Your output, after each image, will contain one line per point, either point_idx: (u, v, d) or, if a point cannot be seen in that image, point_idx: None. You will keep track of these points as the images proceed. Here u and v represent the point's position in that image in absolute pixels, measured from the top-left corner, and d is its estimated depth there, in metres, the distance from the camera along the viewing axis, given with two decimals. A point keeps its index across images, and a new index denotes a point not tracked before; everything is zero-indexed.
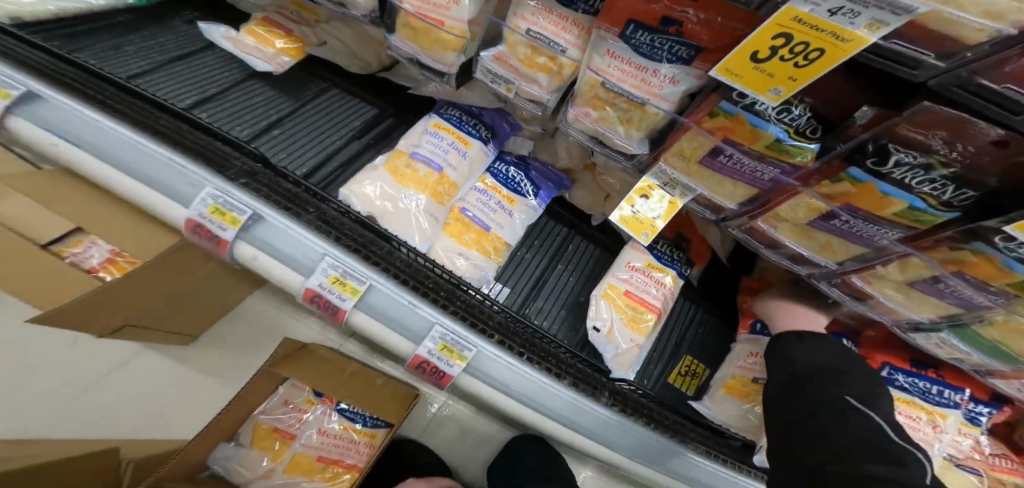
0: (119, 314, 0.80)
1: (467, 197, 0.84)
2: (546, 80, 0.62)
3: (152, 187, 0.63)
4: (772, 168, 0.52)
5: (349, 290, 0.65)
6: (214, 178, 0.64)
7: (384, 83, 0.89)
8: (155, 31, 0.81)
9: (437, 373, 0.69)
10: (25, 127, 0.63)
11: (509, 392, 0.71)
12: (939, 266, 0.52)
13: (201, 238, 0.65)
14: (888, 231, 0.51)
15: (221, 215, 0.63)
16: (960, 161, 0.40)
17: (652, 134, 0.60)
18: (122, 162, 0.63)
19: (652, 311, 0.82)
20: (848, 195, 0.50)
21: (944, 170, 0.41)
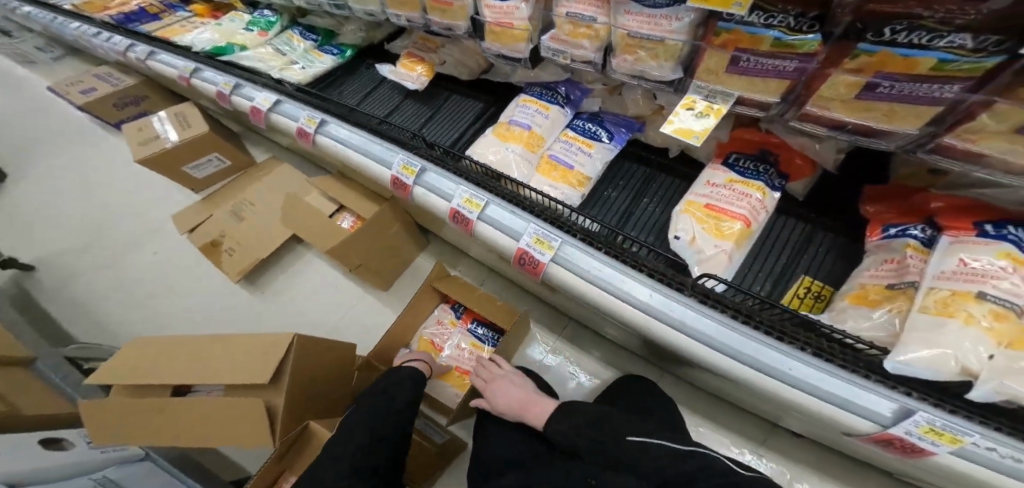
0: (362, 255, 1.26)
1: (554, 148, 1.05)
2: (589, 44, 0.77)
3: (369, 157, 1.06)
4: (789, 61, 0.55)
5: (473, 205, 0.95)
6: (402, 150, 1.04)
7: (490, 83, 1.19)
8: (347, 74, 1.27)
9: (535, 262, 0.88)
10: (321, 139, 1.12)
11: (590, 278, 0.83)
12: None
13: (400, 188, 1.04)
14: (943, 87, 0.45)
15: (408, 170, 1.01)
16: (952, 17, 0.39)
17: (682, 61, 0.69)
18: (355, 148, 1.08)
19: (742, 219, 0.80)
20: (874, 64, 0.47)
21: (944, 28, 0.40)
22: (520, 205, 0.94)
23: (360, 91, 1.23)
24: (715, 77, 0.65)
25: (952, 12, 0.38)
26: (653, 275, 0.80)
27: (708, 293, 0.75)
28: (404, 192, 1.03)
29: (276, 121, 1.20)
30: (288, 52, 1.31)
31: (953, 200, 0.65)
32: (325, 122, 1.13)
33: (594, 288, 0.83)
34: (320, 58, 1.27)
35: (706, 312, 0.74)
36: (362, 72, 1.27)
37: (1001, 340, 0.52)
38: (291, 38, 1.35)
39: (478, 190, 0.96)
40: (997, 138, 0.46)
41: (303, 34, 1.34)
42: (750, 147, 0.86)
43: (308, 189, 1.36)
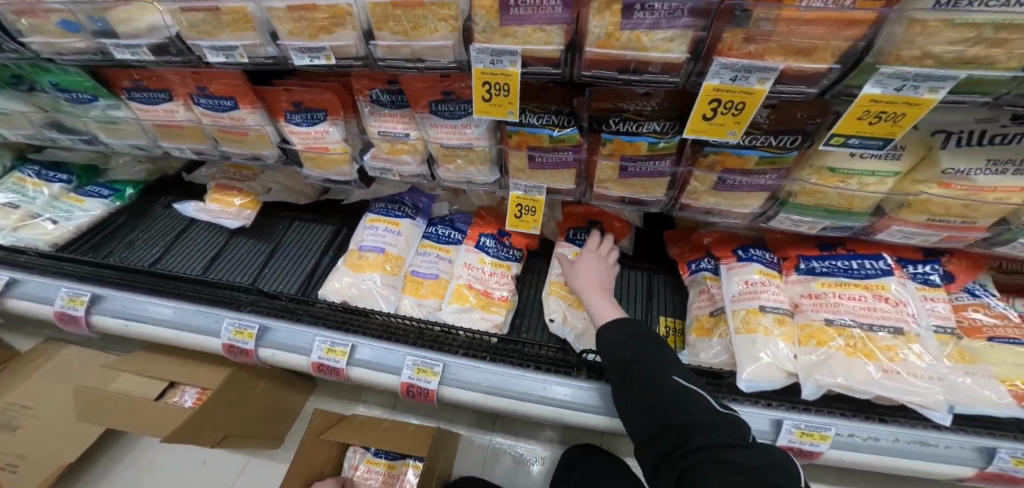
0: (222, 424, 0.89)
1: (415, 262, 0.98)
2: (412, 158, 0.77)
3: (189, 331, 0.89)
4: (566, 153, 0.66)
5: (339, 353, 0.82)
6: (232, 313, 0.89)
7: (330, 204, 1.13)
8: (145, 223, 1.08)
9: (424, 392, 0.80)
10: (100, 320, 0.91)
11: (492, 393, 0.78)
12: (711, 170, 0.60)
13: (237, 355, 0.88)
14: (660, 163, 0.62)
15: (240, 333, 0.86)
16: (643, 110, 0.57)
17: (496, 161, 0.74)
18: (167, 322, 0.89)
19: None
20: (617, 150, 0.62)
21: (638, 117, 0.57)
22: (389, 337, 0.86)
23: (158, 244, 1.04)
24: (524, 173, 0.73)
25: (642, 106, 0.57)
26: (547, 369, 0.79)
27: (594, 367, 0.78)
28: (245, 357, 0.87)
29: (15, 306, 0.96)
30: (24, 202, 1.04)
31: (717, 233, 0.82)
32: (96, 297, 0.93)
33: (501, 401, 0.78)
34: (82, 204, 1.06)
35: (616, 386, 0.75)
36: (158, 213, 1.11)
37: (791, 339, 0.65)
38: (23, 181, 1.09)
39: (338, 334, 0.85)
40: (708, 193, 0.63)
41: (45, 175, 1.10)
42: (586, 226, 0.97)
43: (115, 374, 0.99)
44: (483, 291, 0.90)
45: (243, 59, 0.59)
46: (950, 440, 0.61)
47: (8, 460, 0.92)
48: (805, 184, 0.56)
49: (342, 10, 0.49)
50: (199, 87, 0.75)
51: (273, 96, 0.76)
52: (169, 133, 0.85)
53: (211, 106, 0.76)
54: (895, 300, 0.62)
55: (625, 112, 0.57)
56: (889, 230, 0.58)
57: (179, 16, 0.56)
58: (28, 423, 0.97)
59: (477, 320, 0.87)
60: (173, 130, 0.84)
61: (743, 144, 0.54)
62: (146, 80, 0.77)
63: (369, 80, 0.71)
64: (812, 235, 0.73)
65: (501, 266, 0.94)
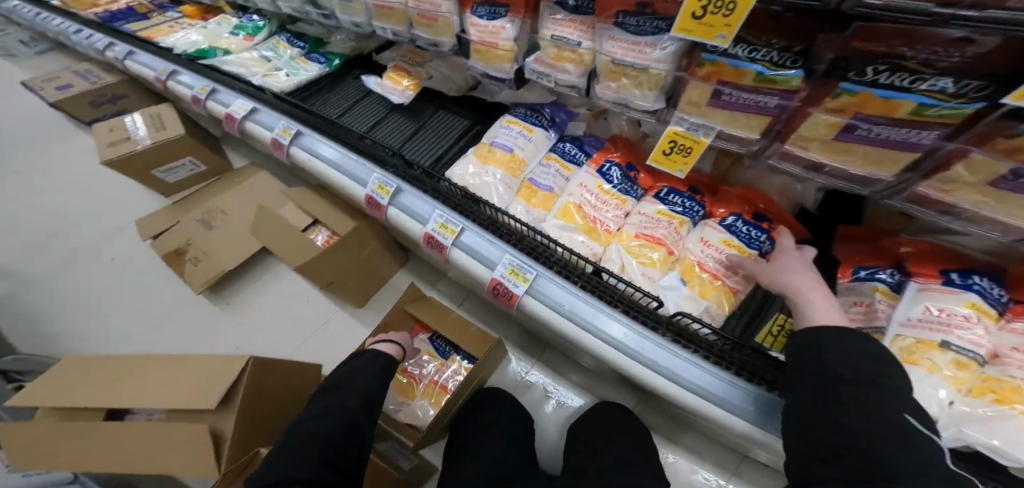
0: (335, 270, 1.16)
1: (534, 171, 0.99)
2: (574, 69, 0.73)
3: (346, 176, 1.04)
4: (771, 97, 0.53)
5: (449, 231, 0.92)
6: (380, 171, 1.01)
7: (472, 102, 1.15)
8: (335, 84, 1.24)
9: (507, 294, 0.86)
10: (298, 153, 1.09)
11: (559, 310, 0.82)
12: (1005, 158, 0.42)
13: (373, 207, 1.02)
14: (921, 133, 0.46)
15: (381, 189, 0.99)
16: (934, 56, 0.40)
17: (665, 90, 0.66)
18: (328, 161, 1.06)
19: (719, 281, 0.79)
20: (854, 105, 0.47)
21: (922, 68, 0.41)
22: (498, 234, 0.93)
23: (343, 103, 1.19)
24: (697, 109, 0.62)
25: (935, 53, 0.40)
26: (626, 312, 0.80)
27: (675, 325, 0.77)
28: (378, 211, 1.01)
29: (251, 128, 1.19)
30: (275, 59, 1.30)
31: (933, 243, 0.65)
32: (300, 134, 1.12)
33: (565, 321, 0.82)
34: (306, 66, 1.25)
35: (687, 354, 0.74)
36: (349, 82, 1.25)
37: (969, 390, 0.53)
38: (278, 43, 1.34)
39: (454, 215, 0.94)
40: (976, 188, 0.47)
41: (291, 41, 1.33)
42: (738, 202, 0.85)
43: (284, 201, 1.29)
44: (591, 215, 0.89)
45: None
46: None
47: (196, 253, 1.28)
48: None
49: None
50: None
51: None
52: (380, 12, 0.90)
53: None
54: None
55: (904, 59, 0.42)
56: None
57: None
58: (221, 225, 1.31)
59: (577, 243, 0.88)
60: (383, 11, 0.89)
61: None
62: None
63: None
64: None
65: (616, 198, 0.90)
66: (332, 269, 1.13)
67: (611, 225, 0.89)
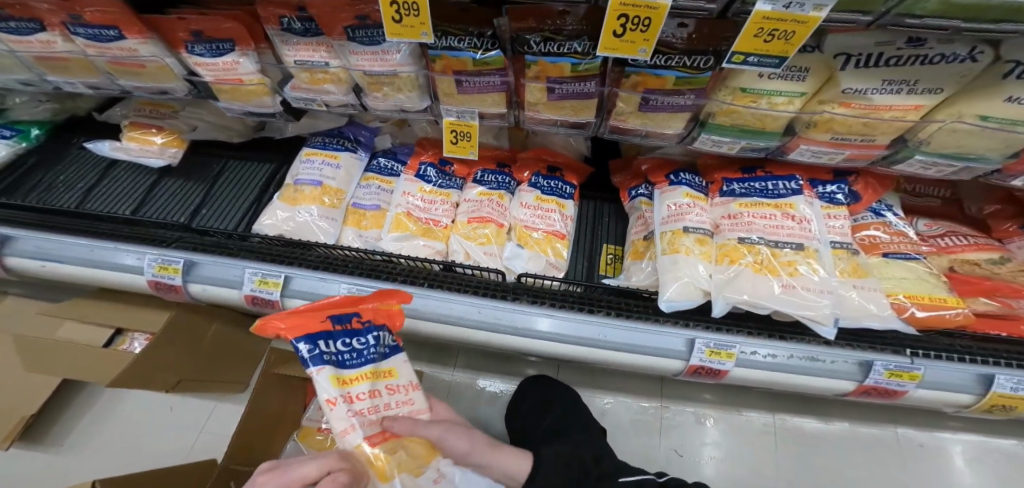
0: (174, 367, 0.92)
1: (356, 194, 0.93)
2: (336, 87, 0.73)
3: (112, 269, 0.86)
4: (494, 76, 0.62)
5: (272, 285, 0.79)
6: (156, 249, 0.85)
7: (261, 141, 1.09)
8: (61, 164, 1.04)
9: (363, 321, 0.78)
10: (16, 261, 0.87)
11: (421, 318, 0.76)
12: (635, 91, 0.58)
13: (165, 291, 0.85)
14: (587, 85, 0.59)
15: (166, 269, 0.83)
16: (562, 27, 0.53)
17: (424, 87, 0.71)
18: (93, 261, 0.86)
19: (551, 234, 0.84)
20: (542, 72, 0.59)
21: (559, 37, 0.54)
22: (325, 267, 0.83)
23: (78, 185, 1.00)
24: (454, 98, 0.69)
25: (559, 24, 0.53)
26: (479, 292, 0.78)
27: (530, 290, 0.79)
28: (175, 293, 0.85)
29: None
30: None
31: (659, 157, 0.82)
32: (6, 237, 0.88)
33: (431, 325, 0.77)
34: None
35: (549, 311, 0.75)
36: (74, 155, 1.05)
37: (710, 258, 0.69)
38: None
39: (272, 266, 0.82)
40: (635, 116, 0.62)
41: None
42: (536, 162, 0.92)
43: (53, 322, 1.00)
44: (420, 218, 0.87)
45: None
46: (838, 356, 0.69)
47: None
48: (721, 105, 0.56)
49: None
50: (73, 15, 0.66)
51: (169, 25, 0.68)
52: (52, 65, 0.78)
53: (91, 36, 0.68)
54: (802, 218, 0.67)
55: (545, 31, 0.54)
56: (799, 149, 0.61)
57: None
58: None
59: (419, 248, 0.85)
60: (58, 63, 0.77)
61: (658, 64, 0.52)
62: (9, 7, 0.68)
63: (276, 6, 0.64)
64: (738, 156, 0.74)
65: (440, 195, 0.90)
66: (176, 365, 0.91)
67: (444, 220, 0.88)
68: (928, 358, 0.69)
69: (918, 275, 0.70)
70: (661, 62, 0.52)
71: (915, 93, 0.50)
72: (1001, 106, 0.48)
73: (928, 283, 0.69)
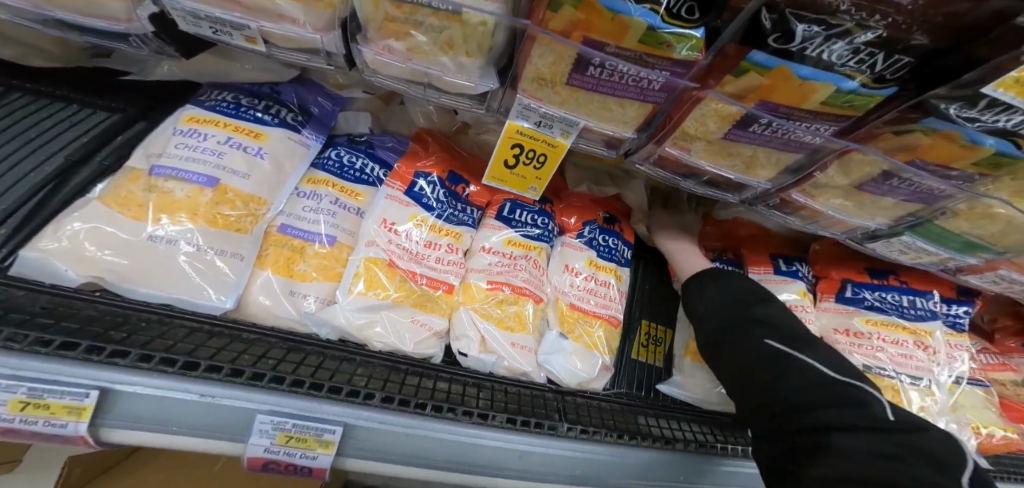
0: None
1: (288, 208, 0.54)
2: (300, 12, 0.34)
3: None
4: (660, 73, 0.34)
5: (64, 411, 0.34)
6: None
7: (93, 75, 0.58)
8: None
9: (299, 469, 0.43)
10: None
11: (416, 463, 0.44)
12: (887, 156, 0.35)
13: None
14: (818, 127, 0.34)
15: None
16: (879, 15, 0.25)
17: (496, 56, 0.38)
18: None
19: (601, 318, 0.61)
20: (761, 88, 0.32)
21: (860, 33, 0.26)
22: (210, 363, 0.40)
23: None
24: (555, 92, 0.38)
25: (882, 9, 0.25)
26: (512, 420, 0.48)
27: (566, 410, 0.54)
28: None
29: None
30: None
31: (755, 228, 0.64)
32: None
33: (430, 472, 0.46)
34: None
35: (612, 448, 0.51)
36: None
37: None
38: None
39: (64, 364, 0.34)
40: (839, 192, 0.40)
41: None
42: (589, 208, 0.68)
43: None
44: (409, 273, 0.55)
45: None
46: None
47: None
48: (985, 206, 0.38)
49: None
50: None
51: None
52: None
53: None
54: (934, 350, 0.54)
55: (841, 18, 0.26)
56: (989, 273, 0.48)
57: None
58: None
59: (403, 325, 0.52)
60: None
61: (1000, 128, 0.29)
62: None
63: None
64: (859, 252, 0.60)
65: (447, 234, 0.59)
66: None
67: (450, 279, 0.57)
68: None
69: (983, 404, 0.66)
70: (1011, 127, 0.29)
71: None
72: None
73: (992, 411, 0.66)
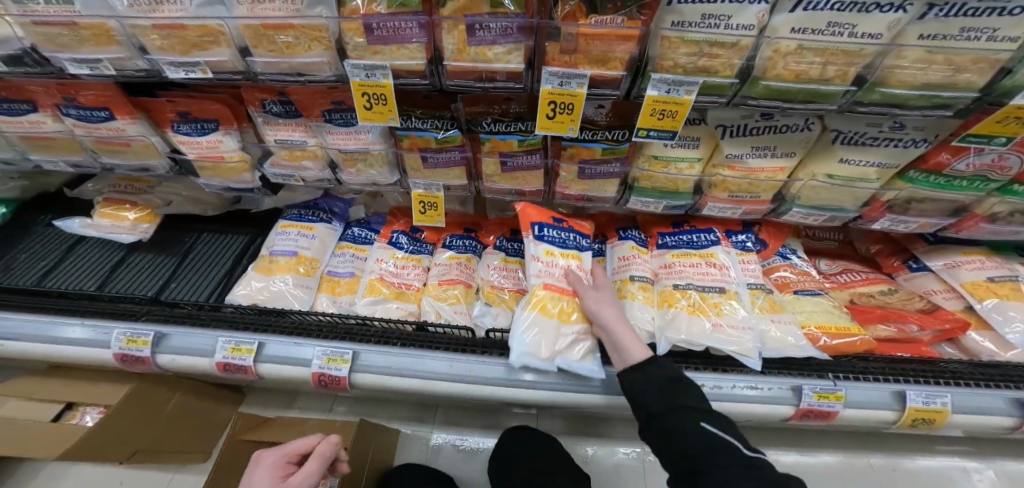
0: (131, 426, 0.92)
1: (331, 262, 1.02)
2: (313, 164, 0.82)
3: (85, 345, 0.85)
4: (455, 152, 0.74)
5: (244, 351, 0.82)
6: (124, 323, 0.86)
7: (236, 215, 1.14)
8: (24, 241, 1.04)
9: (335, 380, 0.82)
10: None
11: (398, 373, 0.82)
12: (572, 161, 0.71)
13: (135, 363, 0.85)
14: (533, 156, 0.72)
15: (134, 342, 0.83)
16: (507, 112, 0.67)
17: (395, 164, 0.80)
18: (47, 339, 0.85)
19: (512, 292, 0.96)
20: (495, 147, 0.71)
21: (505, 118, 0.67)
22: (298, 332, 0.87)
23: (43, 263, 1.00)
24: (421, 173, 0.80)
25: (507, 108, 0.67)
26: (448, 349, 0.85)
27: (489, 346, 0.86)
28: (142, 365, 0.84)
29: None
30: None
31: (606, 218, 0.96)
32: None
33: (410, 382, 0.82)
34: None
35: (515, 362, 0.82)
36: (39, 232, 1.06)
37: (652, 303, 0.82)
38: None
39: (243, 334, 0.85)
40: (575, 183, 0.75)
41: None
42: (500, 228, 1.06)
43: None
44: (393, 283, 0.97)
45: (110, 70, 0.62)
46: (772, 383, 0.78)
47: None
48: (642, 171, 0.70)
49: (213, 30, 0.54)
50: (68, 98, 0.75)
51: (158, 107, 0.77)
52: (41, 146, 0.84)
53: (83, 116, 0.76)
54: (723, 264, 0.83)
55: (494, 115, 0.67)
56: (708, 207, 0.75)
57: (33, 29, 0.58)
58: None
59: (392, 310, 0.94)
60: (45, 143, 0.83)
61: (586, 138, 0.67)
62: (5, 90, 0.75)
63: (260, 91, 0.74)
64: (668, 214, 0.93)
65: (412, 260, 1.01)
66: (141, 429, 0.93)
67: (416, 283, 0.99)
68: (847, 380, 0.79)
69: (822, 308, 0.84)
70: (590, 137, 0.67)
71: (778, 156, 0.65)
72: (839, 166, 0.63)
73: (833, 315, 0.83)
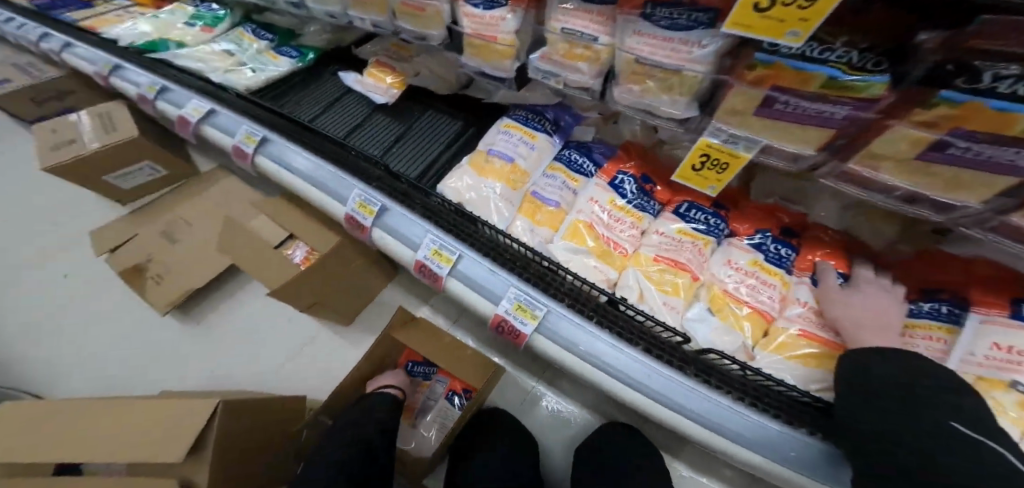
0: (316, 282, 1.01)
1: (538, 181, 0.85)
2: (587, 68, 0.60)
3: (326, 193, 0.91)
4: (841, 107, 0.43)
5: (444, 260, 0.77)
6: (360, 183, 0.87)
7: (461, 100, 1.03)
8: (308, 83, 1.14)
9: (515, 332, 0.73)
10: (257, 160, 0.99)
11: (584, 356, 0.68)
12: None
13: (355, 226, 0.88)
14: None
15: (363, 208, 0.85)
16: None
17: (699, 95, 0.54)
18: (303, 178, 0.93)
19: (756, 309, 0.67)
20: (956, 118, 0.37)
21: None
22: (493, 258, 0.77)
23: (313, 105, 1.07)
24: (740, 118, 0.51)
25: None
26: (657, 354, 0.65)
27: (711, 370, 0.63)
28: (361, 232, 0.87)
29: (201, 132, 1.08)
30: (235, 53, 1.18)
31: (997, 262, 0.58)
32: (265, 140, 0.99)
33: (594, 372, 0.67)
34: (273, 61, 1.14)
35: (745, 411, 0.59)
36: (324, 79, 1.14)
37: None
38: (240, 35, 1.23)
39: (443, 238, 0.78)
40: None
41: (255, 32, 1.23)
42: (767, 216, 0.76)
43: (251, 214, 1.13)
44: (604, 234, 0.76)
45: None
46: None
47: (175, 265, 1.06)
48: None
49: None
50: None
51: None
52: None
53: None
54: None
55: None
56: None
57: None
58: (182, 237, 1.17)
59: (589, 268, 0.75)
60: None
61: None
62: None
63: None
64: None
65: (632, 214, 0.78)
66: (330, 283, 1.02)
67: (628, 245, 0.76)
68: None
69: None
70: None
71: None
72: None
73: None
